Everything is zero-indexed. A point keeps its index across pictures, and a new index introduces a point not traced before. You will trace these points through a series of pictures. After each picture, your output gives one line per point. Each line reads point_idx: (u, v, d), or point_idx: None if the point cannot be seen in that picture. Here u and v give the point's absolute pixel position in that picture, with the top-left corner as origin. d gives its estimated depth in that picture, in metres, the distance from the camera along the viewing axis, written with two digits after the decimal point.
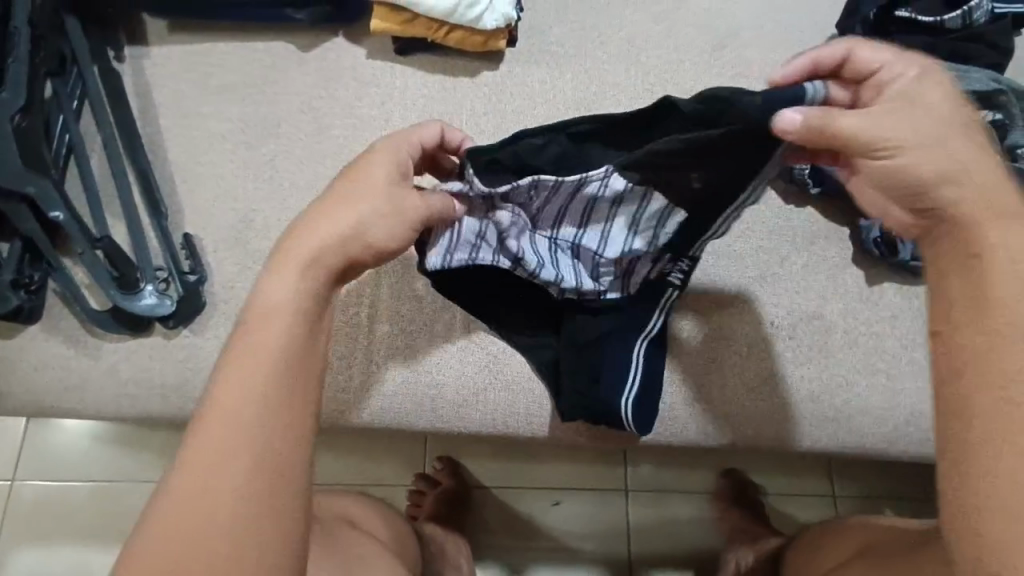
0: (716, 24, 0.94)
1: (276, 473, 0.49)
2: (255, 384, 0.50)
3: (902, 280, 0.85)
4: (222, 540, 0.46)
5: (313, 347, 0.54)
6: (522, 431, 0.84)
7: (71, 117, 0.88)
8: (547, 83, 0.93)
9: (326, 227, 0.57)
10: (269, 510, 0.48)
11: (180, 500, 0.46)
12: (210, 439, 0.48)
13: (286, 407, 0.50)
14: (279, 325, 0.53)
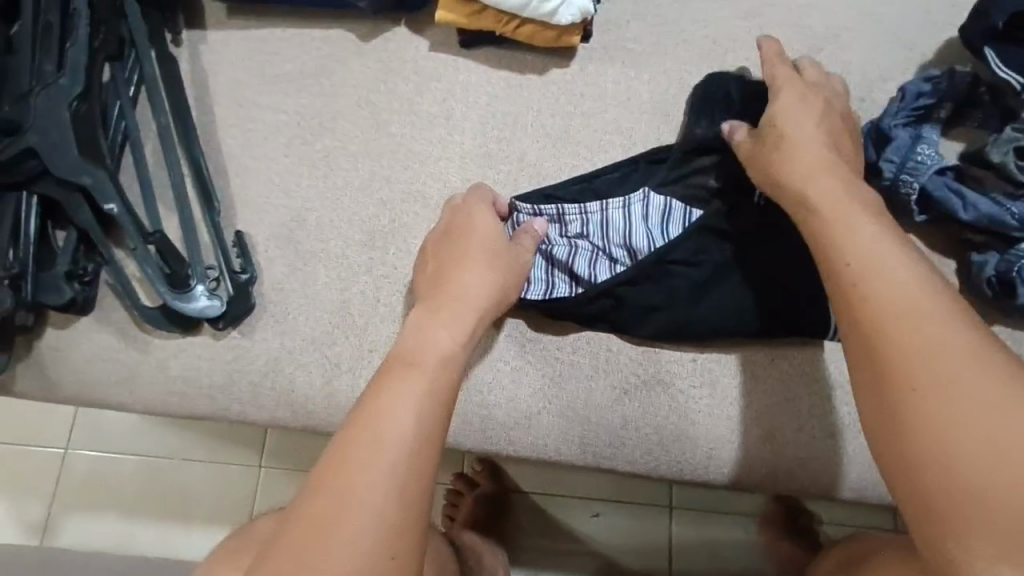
0: (814, 23, 0.85)
1: (414, 496, 0.52)
2: (415, 404, 0.56)
3: (1012, 325, 0.74)
4: (370, 536, 0.49)
5: (449, 389, 0.59)
6: (576, 460, 0.79)
7: (128, 104, 0.85)
8: (622, 84, 0.85)
9: (447, 284, 0.70)
10: (400, 525, 0.50)
11: (342, 480, 0.51)
12: (377, 440, 0.53)
13: (431, 436, 0.55)
14: (413, 385, 0.57)
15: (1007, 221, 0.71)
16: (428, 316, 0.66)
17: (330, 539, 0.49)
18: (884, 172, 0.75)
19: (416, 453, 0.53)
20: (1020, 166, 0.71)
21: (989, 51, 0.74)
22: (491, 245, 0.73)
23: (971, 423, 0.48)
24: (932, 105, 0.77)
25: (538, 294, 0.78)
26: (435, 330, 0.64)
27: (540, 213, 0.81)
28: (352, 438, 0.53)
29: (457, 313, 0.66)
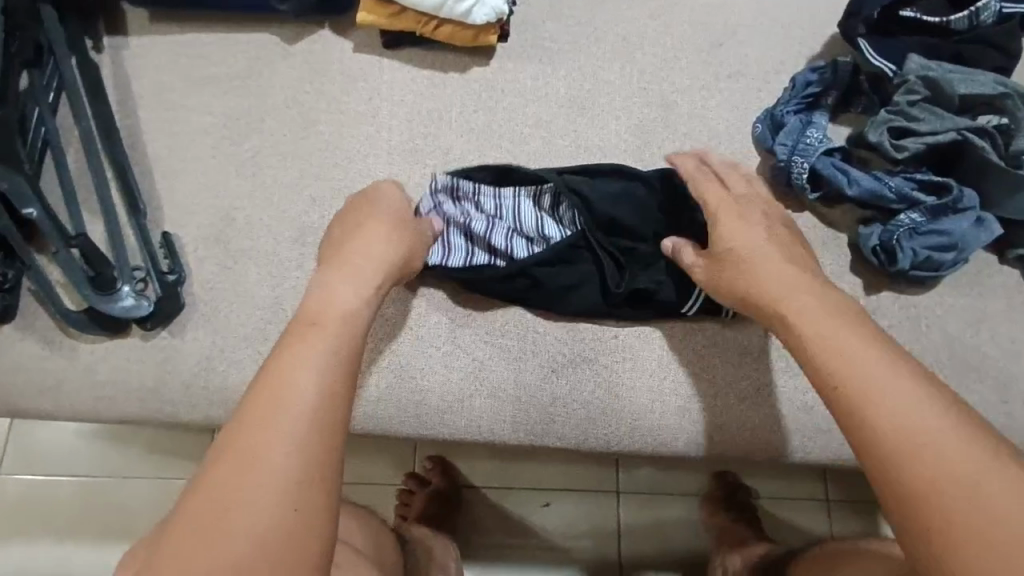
0: (714, 21, 0.92)
1: (316, 450, 0.54)
2: (314, 359, 0.58)
3: (898, 290, 0.81)
4: (275, 489, 0.51)
5: (354, 342, 0.62)
6: (509, 439, 0.81)
7: (47, 110, 0.85)
8: (540, 80, 0.90)
9: (346, 249, 0.71)
10: (306, 482, 0.52)
11: (244, 440, 0.53)
12: (276, 399, 0.55)
13: (330, 387, 0.57)
14: (316, 347, 0.59)
15: (885, 195, 0.78)
16: (328, 277, 0.68)
17: (236, 495, 0.51)
18: (779, 154, 0.82)
19: (320, 410, 0.55)
20: (894, 144, 0.78)
21: (864, 41, 0.81)
22: (399, 213, 0.77)
23: (944, 441, 0.52)
24: (819, 93, 0.85)
25: (458, 267, 0.81)
26: (336, 290, 0.66)
27: (458, 189, 0.84)
28: (261, 400, 0.55)
29: (359, 275, 0.69)
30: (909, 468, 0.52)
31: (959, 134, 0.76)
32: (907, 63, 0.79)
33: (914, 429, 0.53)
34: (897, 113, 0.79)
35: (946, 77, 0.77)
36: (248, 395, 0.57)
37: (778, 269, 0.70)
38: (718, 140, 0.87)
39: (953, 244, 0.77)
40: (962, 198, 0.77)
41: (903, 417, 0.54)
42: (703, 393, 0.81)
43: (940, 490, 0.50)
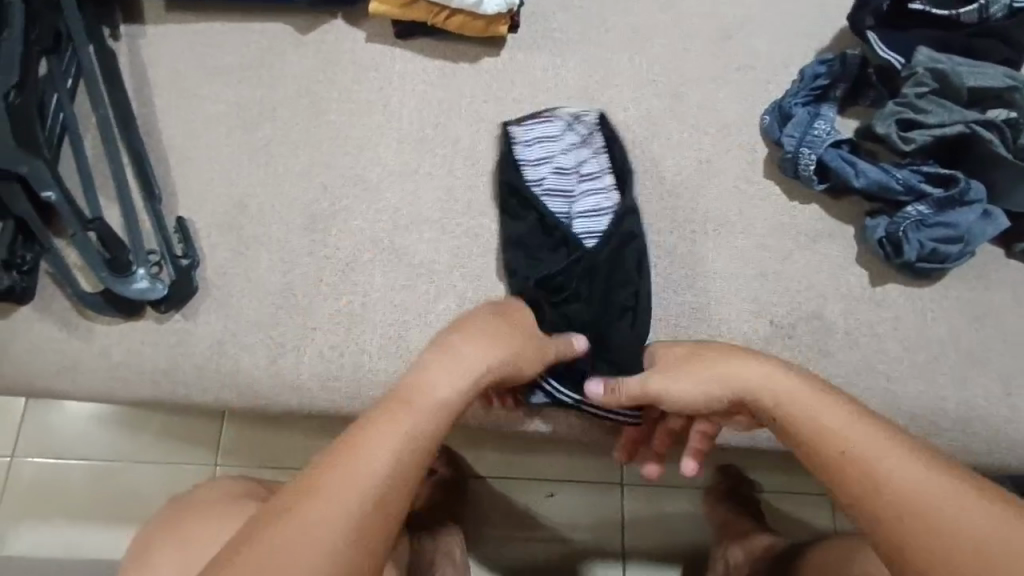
0: (724, 14, 0.92)
1: (366, 539, 0.54)
2: (393, 446, 0.58)
3: (903, 282, 0.82)
4: (321, 565, 0.51)
5: (438, 439, 0.62)
6: (515, 425, 0.83)
7: (66, 96, 0.86)
8: (549, 71, 0.91)
9: (460, 335, 0.69)
10: (351, 572, 0.52)
11: (317, 496, 0.54)
12: (357, 470, 0.56)
13: (409, 468, 0.58)
14: (398, 432, 0.59)
15: (892, 186, 0.79)
16: (439, 351, 0.67)
17: (287, 551, 0.51)
18: (786, 146, 0.83)
19: (387, 496, 0.56)
20: (901, 137, 0.79)
21: (872, 34, 0.81)
22: (505, 313, 0.75)
23: (932, 497, 0.53)
24: (827, 85, 0.85)
25: (522, 160, 0.87)
26: (438, 376, 0.64)
27: (574, 129, 0.88)
28: (335, 469, 0.56)
29: (461, 363, 0.66)
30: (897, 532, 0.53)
31: (966, 127, 0.77)
32: (916, 56, 0.79)
33: (899, 495, 0.54)
34: (905, 106, 0.79)
35: (955, 70, 0.77)
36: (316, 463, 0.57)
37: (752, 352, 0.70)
38: (726, 131, 0.88)
39: (959, 236, 0.77)
40: (969, 191, 0.77)
41: (890, 479, 0.55)
42: None
43: (932, 549, 0.51)
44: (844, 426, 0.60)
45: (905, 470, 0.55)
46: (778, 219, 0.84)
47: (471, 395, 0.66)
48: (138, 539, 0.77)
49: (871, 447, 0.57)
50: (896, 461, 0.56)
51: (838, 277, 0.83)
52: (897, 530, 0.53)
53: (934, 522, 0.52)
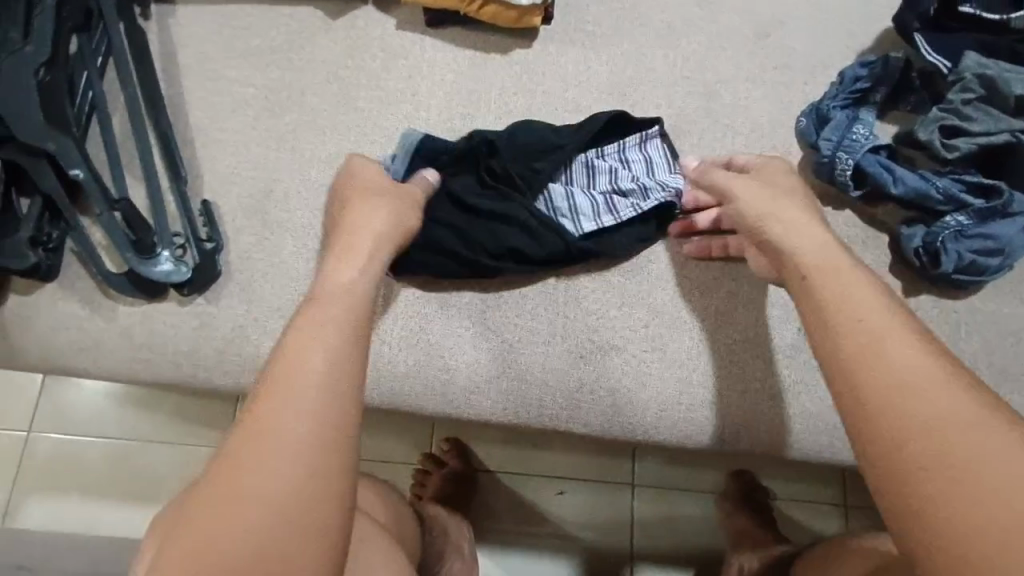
0: (762, 11, 0.90)
1: (327, 418, 0.54)
2: (325, 334, 0.58)
3: (937, 293, 0.79)
4: (294, 454, 0.52)
5: (360, 319, 0.61)
6: (536, 422, 0.82)
7: (94, 74, 0.86)
8: (581, 64, 0.89)
9: (354, 233, 0.71)
10: (322, 450, 0.52)
11: (261, 416, 0.54)
12: (292, 381, 0.55)
13: (348, 368, 0.57)
14: (324, 328, 0.59)
15: (932, 195, 0.77)
16: (344, 260, 0.68)
17: (255, 467, 0.51)
18: (823, 149, 0.81)
19: (338, 380, 0.56)
20: (944, 143, 0.76)
21: (920, 36, 0.79)
22: (386, 186, 0.76)
23: (942, 411, 0.50)
24: (868, 89, 0.83)
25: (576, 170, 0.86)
26: (342, 272, 0.66)
27: (639, 142, 0.86)
28: (277, 367, 0.56)
29: (357, 254, 0.69)
30: (894, 424, 0.51)
31: (1012, 136, 0.75)
32: (963, 60, 0.76)
33: (899, 390, 0.52)
34: (950, 112, 0.77)
35: (1004, 77, 0.75)
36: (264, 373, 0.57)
37: (822, 239, 0.67)
38: (760, 132, 0.86)
39: (999, 249, 0.75)
40: (1012, 202, 0.75)
41: (903, 379, 0.53)
42: (732, 388, 0.81)
43: (918, 476, 0.48)
44: (883, 331, 0.57)
45: (926, 380, 0.53)
46: None
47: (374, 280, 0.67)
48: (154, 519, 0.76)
49: (891, 337, 0.56)
50: (923, 371, 0.53)
51: None
52: (898, 419, 0.51)
53: (942, 438, 0.49)
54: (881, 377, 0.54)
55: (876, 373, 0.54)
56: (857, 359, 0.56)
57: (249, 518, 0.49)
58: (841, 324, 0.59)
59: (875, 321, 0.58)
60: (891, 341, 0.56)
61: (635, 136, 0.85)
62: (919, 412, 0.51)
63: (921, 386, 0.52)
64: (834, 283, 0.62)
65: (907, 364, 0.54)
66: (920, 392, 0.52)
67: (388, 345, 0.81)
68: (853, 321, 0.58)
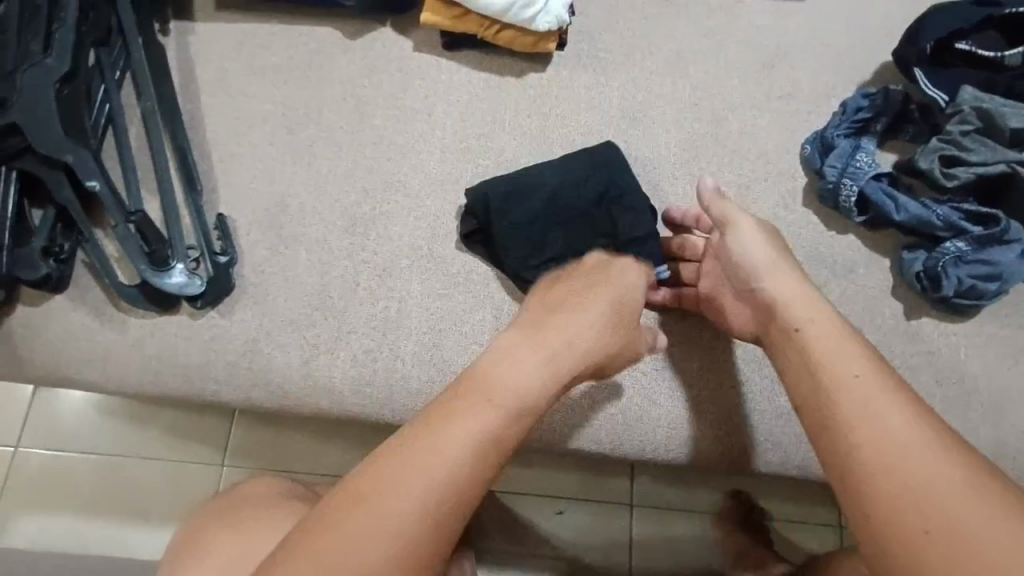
0: (767, 43, 0.94)
1: (481, 473, 0.57)
2: (483, 411, 0.59)
3: (939, 317, 0.82)
4: (416, 508, 0.53)
5: (525, 412, 0.61)
6: (544, 440, 0.82)
7: (113, 88, 0.87)
8: (594, 90, 0.92)
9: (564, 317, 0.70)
10: (442, 507, 0.54)
11: (431, 433, 0.57)
12: (434, 443, 0.56)
13: (484, 454, 0.57)
14: (491, 406, 0.59)
15: (932, 222, 0.80)
16: (522, 342, 0.66)
17: (389, 494, 0.53)
18: (827, 176, 0.84)
19: (486, 457, 0.57)
20: (944, 172, 0.80)
21: (919, 71, 0.83)
22: (614, 277, 0.77)
23: (928, 476, 0.51)
24: (869, 119, 0.87)
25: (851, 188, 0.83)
26: (523, 365, 0.64)
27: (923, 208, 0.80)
28: (436, 418, 0.58)
29: (535, 346, 0.66)
30: (861, 474, 0.53)
31: (1008, 167, 0.78)
32: (961, 94, 0.80)
33: (860, 405, 0.57)
34: (949, 142, 0.80)
35: (999, 111, 0.78)
36: (424, 410, 0.60)
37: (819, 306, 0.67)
38: (765, 158, 0.89)
39: (997, 274, 0.78)
40: (1008, 230, 0.78)
41: (882, 420, 0.55)
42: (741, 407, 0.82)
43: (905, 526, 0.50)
44: (870, 390, 0.57)
45: (911, 429, 0.54)
46: (816, 247, 0.85)
47: (551, 376, 0.65)
48: (172, 539, 0.75)
49: (876, 391, 0.57)
50: (902, 418, 0.55)
51: (874, 307, 0.83)
52: (870, 469, 0.53)
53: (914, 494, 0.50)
54: (847, 421, 0.56)
55: (858, 434, 0.55)
56: (830, 413, 0.58)
57: (365, 553, 0.51)
58: (834, 374, 0.60)
59: (844, 366, 0.60)
60: (881, 414, 0.55)
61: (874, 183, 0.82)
62: (918, 481, 0.51)
63: (906, 449, 0.53)
64: (839, 361, 0.61)
65: (887, 409, 0.56)
66: (919, 477, 0.51)
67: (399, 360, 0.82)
68: (847, 375, 0.59)
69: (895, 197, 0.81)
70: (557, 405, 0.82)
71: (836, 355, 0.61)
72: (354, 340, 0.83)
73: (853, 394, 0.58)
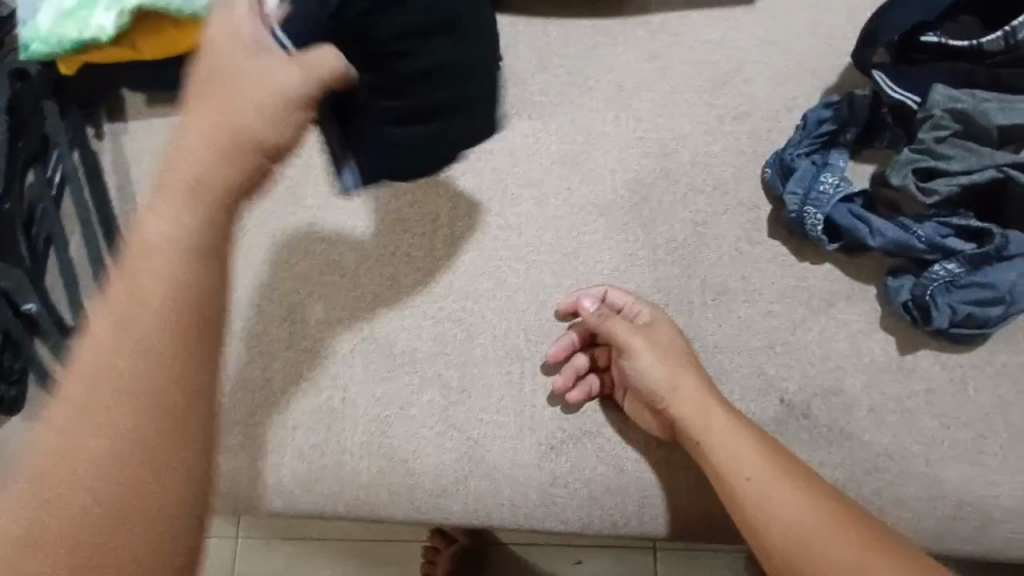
0: (716, 60, 0.85)
1: (161, 348, 0.45)
2: (141, 358, 0.44)
3: (938, 347, 0.72)
4: (116, 438, 0.43)
5: (213, 269, 0.48)
6: (507, 523, 0.77)
7: (49, 205, 0.88)
8: (530, 137, 0.85)
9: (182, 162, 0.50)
10: (126, 447, 0.43)
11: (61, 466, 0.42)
12: (138, 308, 0.45)
13: (170, 310, 0.45)
14: (161, 277, 0.46)
15: (914, 245, 0.70)
16: (154, 200, 0.49)
17: (84, 442, 0.43)
18: (789, 204, 0.75)
19: (152, 340, 0.45)
20: (922, 187, 0.69)
21: (879, 72, 0.73)
22: (238, 62, 0.54)
23: (829, 554, 0.60)
24: (835, 130, 0.78)
25: (818, 215, 0.73)
26: (161, 211, 0.48)
27: (906, 232, 0.70)
28: (67, 449, 0.42)
29: (193, 196, 0.49)
30: (768, 552, 0.63)
31: (998, 172, 0.68)
32: (931, 95, 0.70)
33: (759, 496, 0.64)
34: (923, 152, 0.70)
35: (979, 108, 0.68)
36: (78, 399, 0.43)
37: (701, 398, 0.70)
38: (722, 189, 0.80)
39: (999, 297, 0.68)
40: (1006, 245, 0.67)
41: (778, 511, 0.63)
42: None
43: None
44: (758, 471, 0.65)
45: (801, 511, 0.62)
46: (787, 283, 0.76)
47: (211, 216, 0.49)
48: None
49: (774, 486, 0.64)
50: (792, 501, 0.63)
51: (859, 345, 0.74)
52: (780, 552, 0.62)
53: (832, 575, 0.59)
54: (755, 512, 0.64)
55: (762, 520, 0.63)
56: (736, 501, 0.65)
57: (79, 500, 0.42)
58: (729, 470, 0.66)
59: (739, 455, 0.66)
60: (775, 494, 0.64)
61: (848, 210, 0.73)
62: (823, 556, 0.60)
63: (808, 530, 0.61)
64: (729, 450, 0.67)
65: (779, 492, 0.63)
66: (814, 545, 0.60)
67: (348, 451, 0.78)
68: (739, 472, 0.66)
69: (873, 223, 0.71)
70: (518, 487, 0.76)
71: (726, 441, 0.67)
72: (299, 434, 0.79)
73: (746, 475, 0.65)
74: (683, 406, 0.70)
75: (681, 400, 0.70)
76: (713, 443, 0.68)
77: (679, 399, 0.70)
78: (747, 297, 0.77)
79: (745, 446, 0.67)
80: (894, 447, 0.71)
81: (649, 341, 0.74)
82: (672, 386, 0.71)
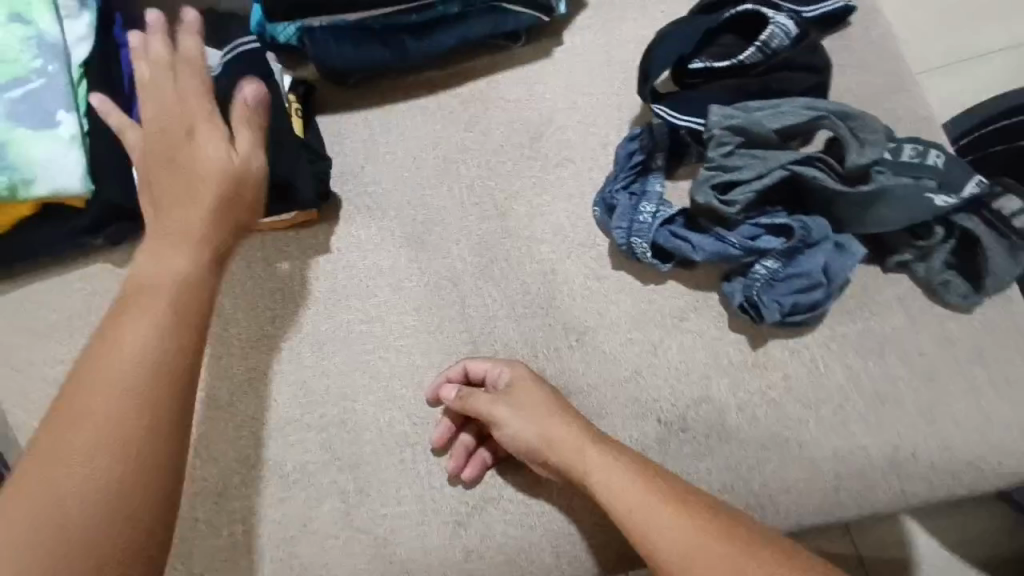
0: (529, 115, 0.90)
1: (165, 349, 0.56)
2: (145, 324, 0.56)
3: (783, 334, 0.79)
4: (103, 416, 0.52)
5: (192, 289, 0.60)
6: None
7: None
8: (373, 226, 0.87)
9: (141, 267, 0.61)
10: (149, 375, 0.54)
11: (78, 403, 0.53)
12: (118, 377, 0.53)
13: (172, 355, 0.56)
14: (151, 312, 0.57)
15: (732, 253, 0.76)
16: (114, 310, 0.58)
17: (84, 470, 0.50)
18: (618, 238, 0.80)
19: (162, 359, 0.55)
20: (725, 200, 0.76)
21: (659, 108, 0.78)
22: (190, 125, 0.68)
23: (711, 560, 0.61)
24: (645, 159, 0.83)
25: (646, 245, 0.79)
26: (140, 303, 0.58)
27: (723, 243, 0.77)
28: (70, 402, 0.53)
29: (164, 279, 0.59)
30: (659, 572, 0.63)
31: (785, 170, 0.75)
32: (709, 116, 0.76)
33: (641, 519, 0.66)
34: (717, 169, 0.76)
35: (751, 121, 0.75)
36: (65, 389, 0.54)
37: (577, 437, 0.72)
38: (562, 234, 0.85)
39: (816, 281, 0.75)
40: (809, 235, 0.75)
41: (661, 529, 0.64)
42: None
43: None
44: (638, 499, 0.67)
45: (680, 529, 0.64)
46: (638, 308, 0.81)
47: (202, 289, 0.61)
48: None
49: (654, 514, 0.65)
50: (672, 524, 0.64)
51: (715, 350, 0.79)
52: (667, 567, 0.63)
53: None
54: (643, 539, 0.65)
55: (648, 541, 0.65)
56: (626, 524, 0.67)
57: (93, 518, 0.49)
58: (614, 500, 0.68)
59: (623, 486, 0.68)
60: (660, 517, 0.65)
61: (671, 234, 0.79)
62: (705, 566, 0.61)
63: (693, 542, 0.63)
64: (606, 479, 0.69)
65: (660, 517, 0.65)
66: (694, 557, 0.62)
67: None
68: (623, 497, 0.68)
69: (695, 242, 0.77)
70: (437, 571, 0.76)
71: (609, 472, 0.69)
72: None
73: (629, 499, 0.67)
74: (564, 444, 0.72)
75: (556, 444, 0.73)
76: (596, 479, 0.70)
77: (553, 448, 0.73)
78: (606, 329, 0.81)
79: (621, 471, 0.69)
80: (767, 437, 0.76)
81: (514, 404, 0.76)
82: (545, 440, 0.74)
